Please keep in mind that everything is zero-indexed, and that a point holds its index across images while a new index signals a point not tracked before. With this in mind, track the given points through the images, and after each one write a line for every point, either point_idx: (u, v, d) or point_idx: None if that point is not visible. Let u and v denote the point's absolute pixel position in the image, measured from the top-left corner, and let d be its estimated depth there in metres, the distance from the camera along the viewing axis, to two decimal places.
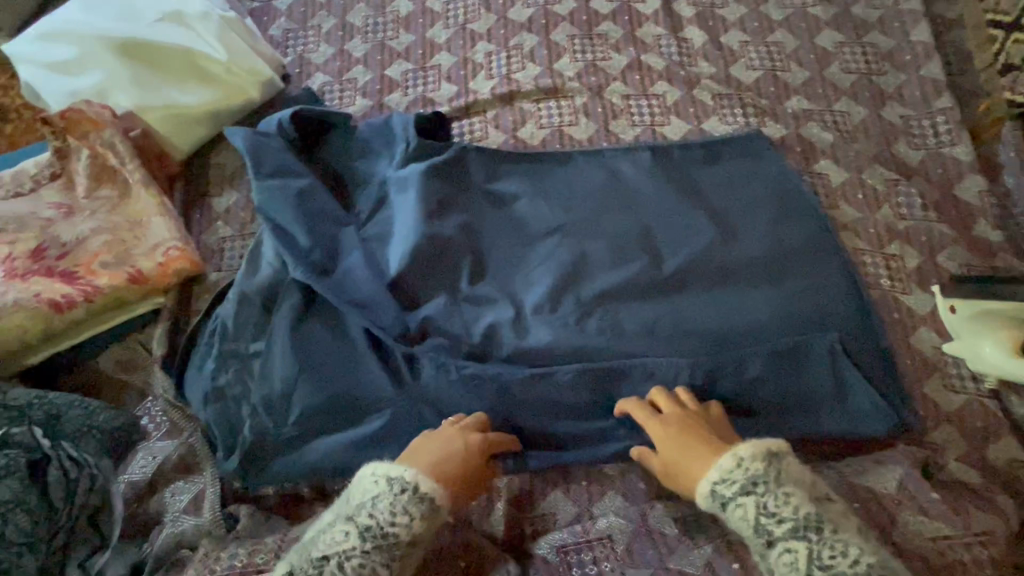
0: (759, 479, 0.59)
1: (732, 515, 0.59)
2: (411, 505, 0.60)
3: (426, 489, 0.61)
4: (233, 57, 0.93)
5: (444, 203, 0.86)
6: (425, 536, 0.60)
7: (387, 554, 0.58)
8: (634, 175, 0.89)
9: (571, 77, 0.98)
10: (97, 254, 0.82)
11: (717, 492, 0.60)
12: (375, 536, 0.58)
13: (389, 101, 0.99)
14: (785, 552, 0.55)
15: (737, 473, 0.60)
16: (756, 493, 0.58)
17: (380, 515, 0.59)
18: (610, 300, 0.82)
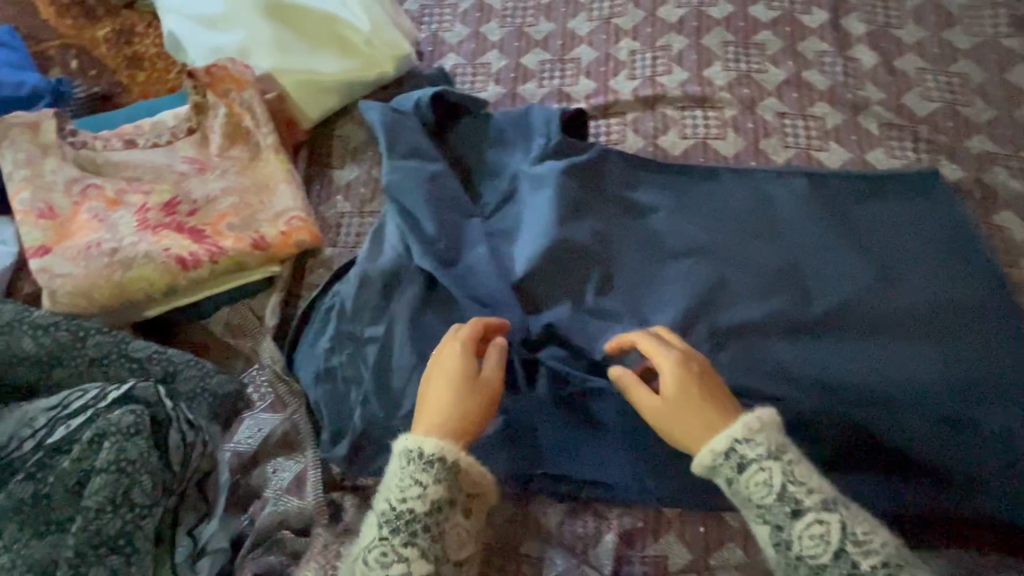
0: (783, 447, 0.56)
1: (750, 477, 0.55)
2: (419, 476, 0.57)
3: (428, 455, 0.58)
4: (376, 28, 0.91)
5: (579, 207, 0.80)
6: (450, 495, 0.58)
7: (409, 528, 0.56)
8: (784, 202, 0.82)
9: (721, 87, 0.91)
10: (225, 215, 0.81)
11: (737, 454, 0.56)
12: (392, 517, 0.57)
13: (523, 90, 0.94)
14: (817, 524, 0.53)
15: (762, 436, 0.55)
16: (784, 460, 0.55)
17: (392, 497, 0.57)
18: (747, 334, 0.75)
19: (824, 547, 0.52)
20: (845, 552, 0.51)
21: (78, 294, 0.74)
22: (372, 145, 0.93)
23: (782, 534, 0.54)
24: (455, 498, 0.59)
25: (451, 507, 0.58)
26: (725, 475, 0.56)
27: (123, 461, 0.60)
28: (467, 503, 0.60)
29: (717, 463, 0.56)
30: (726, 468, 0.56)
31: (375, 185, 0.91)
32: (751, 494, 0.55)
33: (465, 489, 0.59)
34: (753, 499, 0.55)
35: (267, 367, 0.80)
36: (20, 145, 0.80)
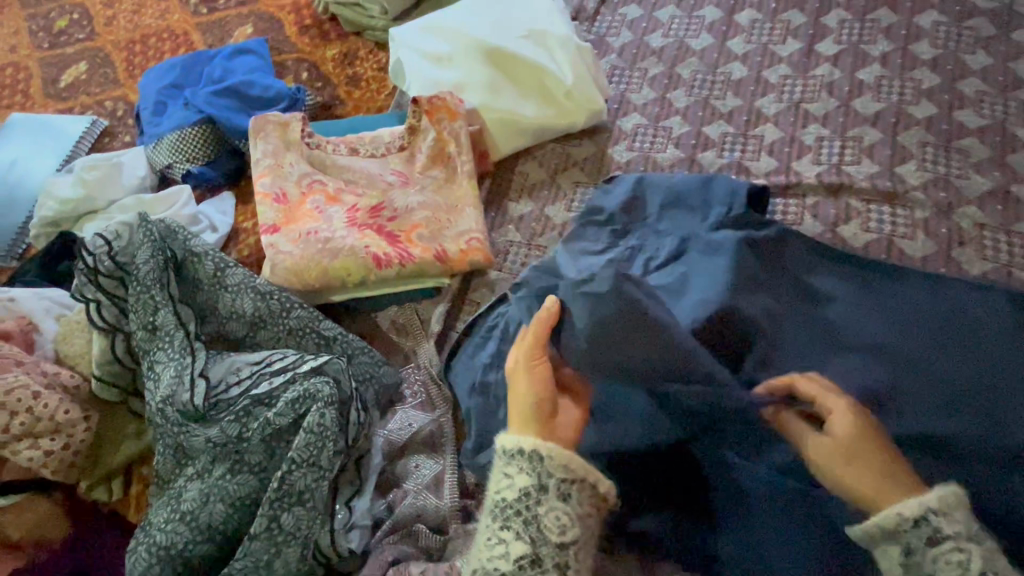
0: (953, 528, 0.53)
1: (942, 551, 0.53)
2: (506, 467, 0.61)
3: (509, 447, 0.61)
4: (577, 82, 0.98)
5: (753, 280, 0.80)
6: (538, 481, 0.59)
7: (507, 513, 0.59)
8: (985, 320, 0.76)
9: (914, 187, 0.89)
10: (417, 225, 0.91)
11: (928, 526, 0.54)
12: (494, 506, 0.60)
13: (703, 158, 0.97)
14: (956, 552, 0.53)
15: (959, 513, 0.54)
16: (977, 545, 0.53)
17: (491, 489, 0.62)
18: (929, 450, 0.67)
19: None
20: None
21: (292, 271, 0.86)
22: (549, 185, 1.01)
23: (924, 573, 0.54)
24: (546, 484, 0.58)
25: (541, 492, 0.58)
26: (908, 545, 0.54)
27: (317, 425, 0.67)
28: (561, 488, 0.59)
29: (900, 533, 0.54)
30: (914, 538, 0.54)
31: (546, 222, 0.97)
32: (934, 568, 0.53)
33: (552, 475, 0.59)
34: (933, 571, 0.53)
35: (423, 368, 0.87)
36: (270, 138, 0.95)
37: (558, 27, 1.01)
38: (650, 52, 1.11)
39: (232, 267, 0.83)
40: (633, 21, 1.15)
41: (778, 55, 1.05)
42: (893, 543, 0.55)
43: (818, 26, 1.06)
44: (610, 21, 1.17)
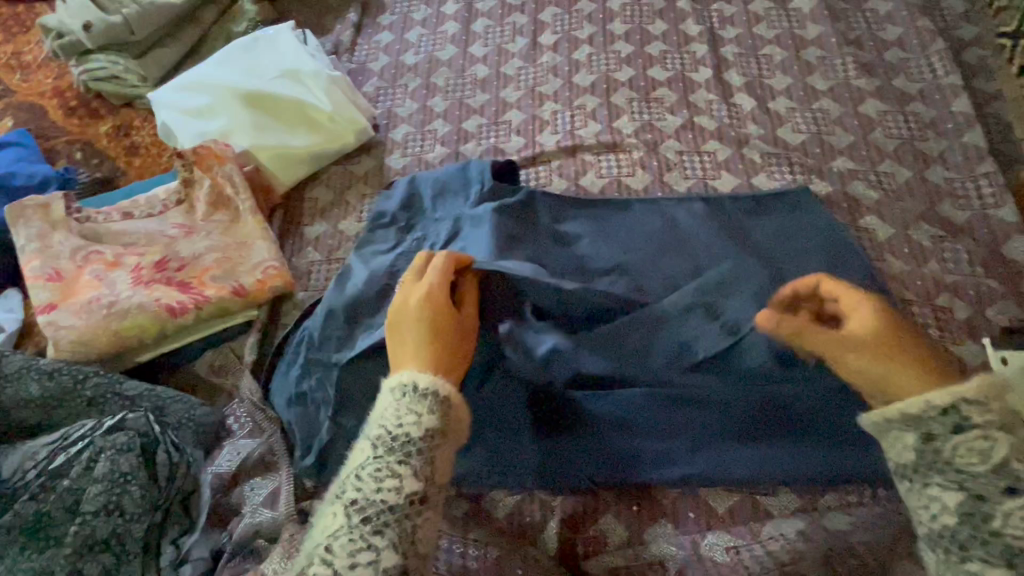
0: (1008, 424, 0.53)
1: (969, 442, 0.52)
2: (415, 406, 0.57)
3: (424, 389, 0.58)
4: (336, 108, 1.09)
5: (514, 238, 0.93)
6: (442, 426, 0.57)
7: (406, 448, 0.55)
8: (688, 223, 0.95)
9: (629, 134, 1.08)
10: (208, 268, 0.95)
11: (958, 415, 0.53)
12: (388, 439, 0.56)
13: (465, 150, 1.12)
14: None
15: (991, 408, 0.52)
16: (1010, 436, 0.52)
17: (388, 422, 0.57)
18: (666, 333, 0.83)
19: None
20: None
21: (81, 343, 0.86)
22: (338, 204, 1.09)
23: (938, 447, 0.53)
24: (436, 428, 0.57)
25: (441, 438, 0.57)
26: (926, 432, 0.54)
27: (115, 474, 0.70)
28: (452, 438, 0.59)
29: (923, 416, 0.54)
30: (936, 426, 0.53)
31: (340, 236, 1.05)
32: (956, 456, 0.53)
33: (449, 423, 0.58)
34: (967, 464, 0.52)
35: (246, 399, 0.89)
36: (32, 222, 0.94)
37: (307, 64, 1.11)
38: (407, 70, 1.24)
39: (9, 356, 0.81)
40: (387, 45, 1.29)
41: (510, 52, 1.23)
42: (913, 429, 0.54)
43: (537, 22, 1.26)
44: (368, 50, 1.29)
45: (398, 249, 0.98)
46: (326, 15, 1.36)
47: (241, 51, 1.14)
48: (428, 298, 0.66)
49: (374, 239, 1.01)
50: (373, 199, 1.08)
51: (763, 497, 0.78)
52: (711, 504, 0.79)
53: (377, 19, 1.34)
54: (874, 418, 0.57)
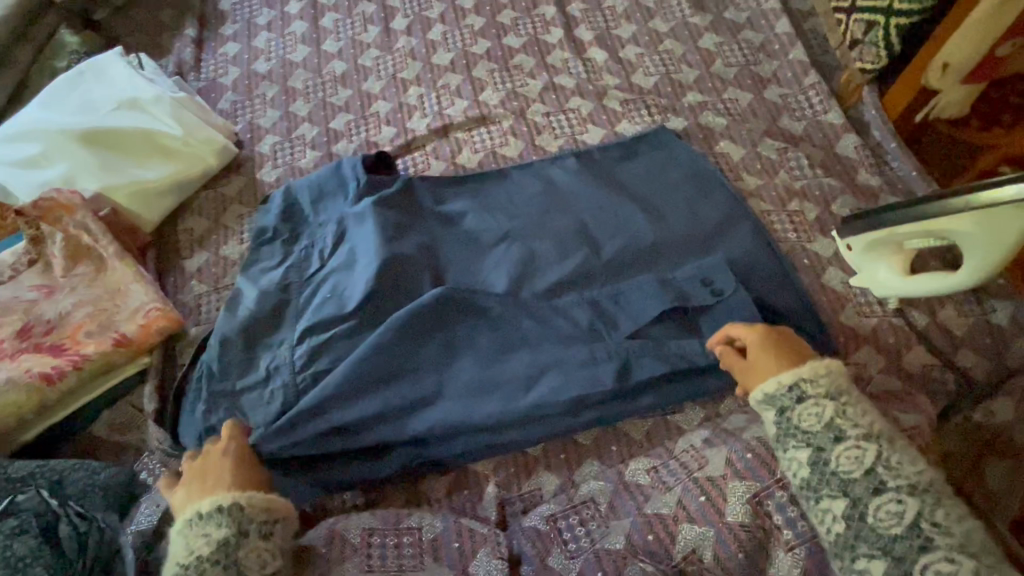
0: (845, 393, 0.64)
1: (806, 409, 0.64)
2: (201, 528, 0.64)
3: (207, 510, 0.65)
4: (188, 131, 1.04)
5: (401, 227, 0.95)
6: (234, 530, 0.63)
7: (200, 566, 0.61)
8: (564, 180, 1.00)
9: (496, 105, 1.10)
10: (81, 324, 0.88)
11: (801, 389, 0.65)
12: (182, 564, 0.62)
13: (338, 149, 1.10)
14: (854, 449, 0.61)
15: (826, 379, 0.65)
16: (840, 401, 0.63)
17: (181, 553, 0.63)
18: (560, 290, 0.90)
19: (858, 465, 0.60)
20: (875, 472, 0.59)
21: None
22: (216, 229, 1.04)
23: (822, 454, 0.62)
24: (233, 533, 0.63)
25: (240, 537, 0.63)
26: (783, 405, 0.65)
27: (13, 559, 0.65)
28: (265, 526, 0.65)
29: (778, 394, 0.66)
30: (785, 399, 0.65)
31: (224, 262, 1.01)
32: (800, 421, 0.64)
33: (251, 519, 0.65)
34: (799, 426, 0.64)
35: (155, 449, 0.86)
36: None
37: (146, 89, 1.05)
38: (261, 79, 1.19)
39: None
40: (236, 56, 1.23)
41: (365, 43, 1.21)
42: (772, 407, 0.66)
43: (387, 8, 1.25)
44: (215, 64, 1.22)
45: (287, 261, 0.96)
46: (161, 36, 1.27)
47: (69, 88, 1.05)
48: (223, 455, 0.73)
49: (260, 257, 0.98)
50: (250, 218, 1.04)
51: (673, 415, 0.85)
52: (627, 433, 0.85)
53: (219, 31, 1.27)
54: (756, 404, 0.68)
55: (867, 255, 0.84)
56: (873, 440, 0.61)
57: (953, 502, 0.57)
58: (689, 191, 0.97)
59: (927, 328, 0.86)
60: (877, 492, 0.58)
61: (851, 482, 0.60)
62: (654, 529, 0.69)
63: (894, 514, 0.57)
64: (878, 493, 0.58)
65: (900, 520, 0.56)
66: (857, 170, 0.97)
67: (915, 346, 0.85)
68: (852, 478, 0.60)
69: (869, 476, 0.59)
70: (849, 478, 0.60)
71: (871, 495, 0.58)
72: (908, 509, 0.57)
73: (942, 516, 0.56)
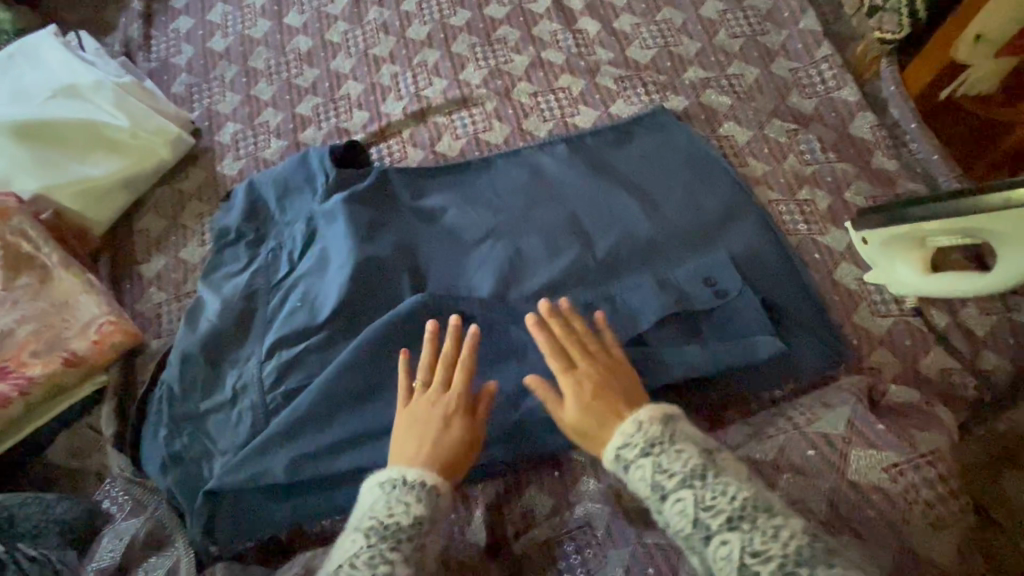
0: (660, 438, 0.58)
1: (636, 468, 0.57)
2: (404, 496, 0.56)
3: (414, 481, 0.58)
4: (136, 120, 0.94)
5: (375, 226, 0.86)
6: (431, 513, 0.56)
7: (397, 536, 0.54)
8: (553, 168, 0.91)
9: (478, 85, 1.00)
10: (24, 344, 0.80)
11: (622, 457, 0.58)
12: (381, 529, 0.54)
13: (305, 137, 1.00)
14: (679, 500, 0.54)
15: (638, 433, 0.58)
16: (656, 453, 0.57)
17: (378, 514, 0.55)
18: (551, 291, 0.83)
19: (687, 518, 0.54)
20: (699, 517, 0.53)
21: None
22: (174, 230, 0.95)
23: (660, 511, 0.56)
24: (428, 514, 0.56)
25: (433, 523, 0.56)
26: (628, 460, 0.58)
27: None
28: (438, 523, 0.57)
29: (619, 456, 0.59)
30: (631, 455, 0.58)
31: (184, 267, 0.93)
32: (633, 478, 0.57)
33: (442, 513, 0.58)
34: (637, 486, 0.57)
35: (117, 476, 0.79)
36: None
37: (85, 75, 0.94)
38: (219, 58, 1.08)
39: None
40: (190, 32, 1.11)
41: (332, 16, 1.09)
42: (623, 467, 0.58)
43: None
44: (167, 41, 1.11)
45: (252, 265, 0.88)
46: (106, 11, 1.15)
47: None
48: (449, 399, 0.65)
49: (224, 261, 0.90)
50: (211, 216, 0.95)
51: None
52: None
53: (169, 3, 1.14)
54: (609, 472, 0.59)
55: (884, 251, 0.78)
56: (684, 484, 0.55)
57: (769, 515, 0.52)
58: (690, 178, 0.89)
59: (946, 328, 0.80)
60: (706, 540, 0.52)
61: (690, 536, 0.54)
62: (654, 560, 0.65)
63: (726, 560, 0.51)
64: (711, 538, 0.52)
65: (730, 564, 0.51)
66: (874, 153, 0.89)
67: (932, 349, 0.79)
68: (694, 527, 0.53)
69: (698, 524, 0.53)
70: (685, 533, 0.54)
71: (706, 544, 0.53)
72: (734, 546, 0.51)
73: (761, 543, 0.50)
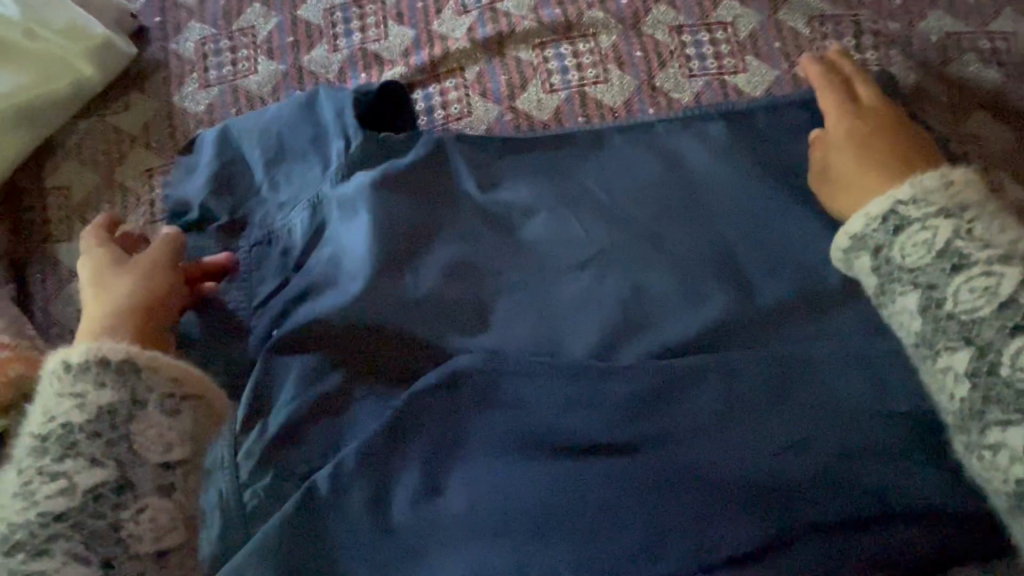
0: (968, 207, 0.41)
1: (911, 239, 0.40)
2: (72, 386, 0.40)
3: (80, 362, 0.41)
4: (38, 15, 0.61)
5: (417, 233, 0.55)
6: (129, 393, 0.40)
7: (71, 441, 0.39)
8: (700, 157, 0.57)
9: (590, 4, 0.64)
10: None
11: (899, 216, 0.41)
12: (45, 440, 0.39)
13: (311, 61, 0.64)
14: (981, 278, 0.38)
15: (939, 196, 0.41)
16: (959, 218, 0.40)
17: (41, 416, 0.40)
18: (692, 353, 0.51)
19: (988, 299, 0.37)
20: (952, 251, 0.39)
21: None
22: (106, 190, 0.62)
23: (934, 294, 0.39)
24: (118, 400, 0.40)
25: (134, 407, 0.40)
26: (877, 247, 0.42)
27: None
28: (167, 402, 0.41)
29: (865, 235, 0.42)
30: (878, 234, 0.42)
31: None
32: (903, 258, 0.40)
33: (156, 384, 0.41)
34: (902, 263, 0.40)
35: None
36: None
37: None
38: None
39: None
40: None
41: None
42: (863, 251, 0.43)
43: None
44: None
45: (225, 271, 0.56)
46: None
47: None
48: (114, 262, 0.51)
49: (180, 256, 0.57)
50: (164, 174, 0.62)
51: None
52: None
53: None
54: (837, 253, 0.44)
55: None
56: (1013, 261, 0.38)
57: None
58: None
59: None
60: (1017, 333, 0.36)
61: (979, 323, 0.37)
62: None
63: None
64: (1022, 334, 0.36)
65: None
66: None
67: None
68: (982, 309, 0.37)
69: (1008, 311, 0.36)
70: (978, 319, 0.37)
71: (1011, 338, 0.36)
72: None
73: None
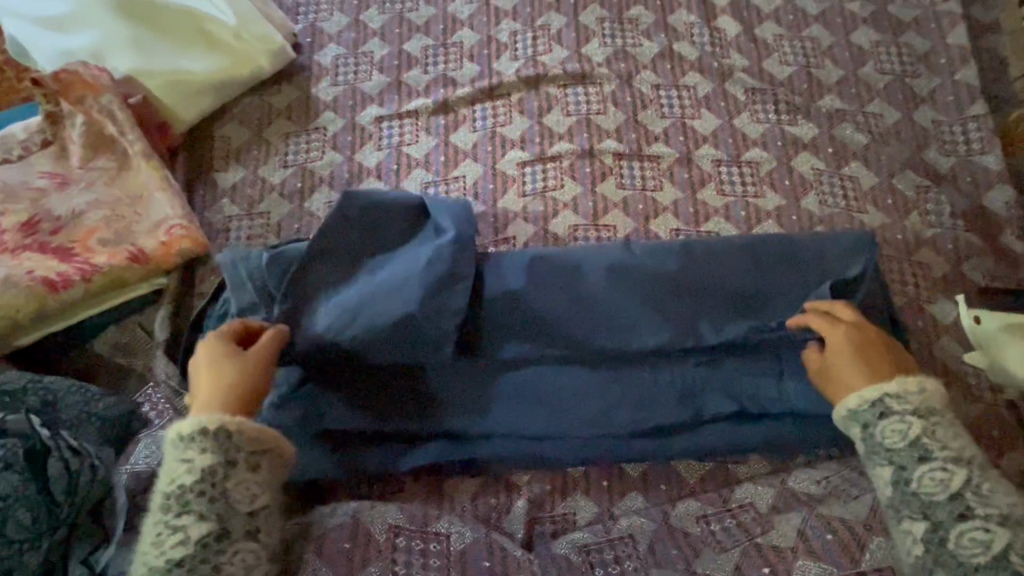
0: (934, 409, 0.54)
1: (887, 427, 0.54)
2: (187, 452, 0.52)
3: (189, 433, 0.53)
4: (242, 23, 0.90)
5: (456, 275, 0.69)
6: (225, 456, 0.52)
7: (182, 501, 0.51)
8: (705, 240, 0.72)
9: (600, 63, 0.95)
10: (93, 229, 0.78)
11: (884, 405, 0.54)
12: (164, 500, 0.52)
13: (408, 78, 0.95)
14: (939, 470, 0.51)
15: (915, 395, 0.54)
16: (929, 420, 0.53)
17: (164, 481, 0.52)
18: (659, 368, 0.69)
19: (942, 487, 0.51)
20: (920, 443, 0.52)
21: None
22: (256, 143, 0.91)
23: (906, 475, 0.52)
24: (224, 464, 0.52)
25: (229, 468, 0.52)
26: (864, 421, 0.55)
27: None
28: (252, 460, 0.54)
29: (861, 409, 0.55)
30: (867, 415, 0.55)
31: (262, 185, 0.88)
32: (884, 439, 0.54)
33: (242, 447, 0.53)
34: (884, 442, 0.53)
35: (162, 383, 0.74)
36: None
37: None
38: None
39: None
40: None
41: None
42: (854, 422, 0.56)
43: None
44: None
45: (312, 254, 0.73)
46: None
47: None
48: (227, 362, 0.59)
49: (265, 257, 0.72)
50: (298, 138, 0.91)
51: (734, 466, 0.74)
52: (681, 473, 0.74)
53: None
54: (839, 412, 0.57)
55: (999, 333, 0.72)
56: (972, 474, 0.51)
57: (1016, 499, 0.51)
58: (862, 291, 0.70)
59: None
60: (961, 517, 0.49)
61: (935, 504, 0.50)
62: None
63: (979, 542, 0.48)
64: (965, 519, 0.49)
65: (985, 548, 0.48)
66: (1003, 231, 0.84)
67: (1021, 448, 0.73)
68: (933, 503, 0.51)
69: (955, 500, 0.50)
70: (934, 500, 0.51)
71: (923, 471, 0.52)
72: (997, 540, 0.48)
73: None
